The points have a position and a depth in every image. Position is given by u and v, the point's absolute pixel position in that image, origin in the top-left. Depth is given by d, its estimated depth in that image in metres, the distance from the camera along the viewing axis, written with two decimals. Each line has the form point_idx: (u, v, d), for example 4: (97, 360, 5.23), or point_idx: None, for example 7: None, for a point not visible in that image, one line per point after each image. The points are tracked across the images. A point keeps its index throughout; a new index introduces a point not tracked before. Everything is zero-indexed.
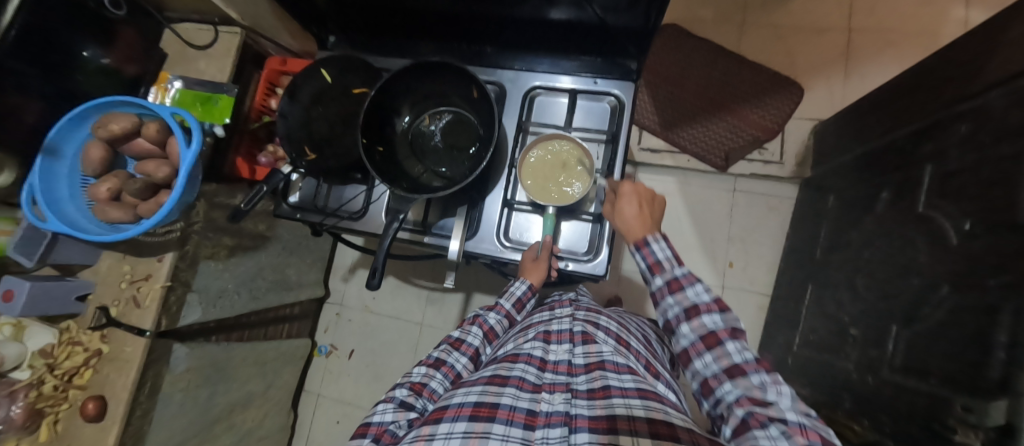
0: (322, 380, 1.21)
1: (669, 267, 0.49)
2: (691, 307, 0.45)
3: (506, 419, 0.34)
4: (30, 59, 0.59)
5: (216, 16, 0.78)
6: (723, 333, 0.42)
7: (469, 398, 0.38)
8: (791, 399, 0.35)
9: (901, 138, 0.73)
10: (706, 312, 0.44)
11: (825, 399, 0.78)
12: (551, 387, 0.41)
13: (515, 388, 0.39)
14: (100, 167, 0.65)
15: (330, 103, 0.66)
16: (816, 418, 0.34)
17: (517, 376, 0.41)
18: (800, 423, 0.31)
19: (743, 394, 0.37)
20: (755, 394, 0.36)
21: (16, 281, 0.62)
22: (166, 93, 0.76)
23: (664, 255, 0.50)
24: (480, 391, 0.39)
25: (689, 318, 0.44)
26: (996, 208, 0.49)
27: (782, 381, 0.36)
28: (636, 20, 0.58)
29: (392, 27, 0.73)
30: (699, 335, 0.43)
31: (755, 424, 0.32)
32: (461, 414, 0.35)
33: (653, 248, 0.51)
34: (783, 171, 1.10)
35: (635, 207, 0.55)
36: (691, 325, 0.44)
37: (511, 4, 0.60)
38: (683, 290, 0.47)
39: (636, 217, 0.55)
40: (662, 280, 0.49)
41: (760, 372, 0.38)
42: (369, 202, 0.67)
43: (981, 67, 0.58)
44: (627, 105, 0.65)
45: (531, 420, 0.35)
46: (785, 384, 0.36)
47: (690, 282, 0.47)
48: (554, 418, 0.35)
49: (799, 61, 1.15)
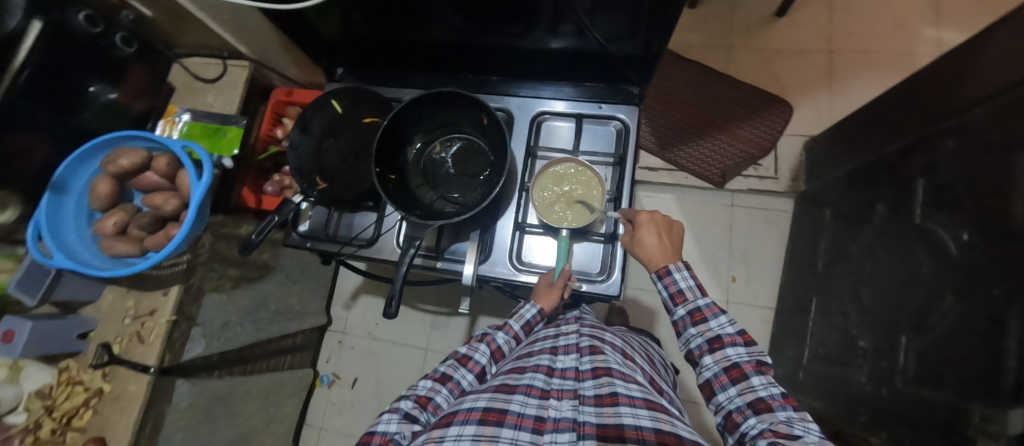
0: (324, 412, 1.17)
1: (692, 298, 0.53)
2: (714, 338, 0.49)
3: (515, 424, 0.35)
4: (43, 96, 0.60)
5: (224, 50, 0.79)
6: (748, 367, 0.45)
7: (478, 403, 0.38)
8: (818, 438, 0.36)
9: (891, 152, 0.76)
10: (731, 344, 0.48)
11: (840, 412, 0.77)
12: (559, 393, 0.41)
13: (523, 394, 0.39)
14: (107, 201, 0.64)
15: (341, 135, 0.69)
16: None
17: (525, 384, 0.41)
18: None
19: (767, 427, 0.39)
20: (779, 427, 0.38)
21: (17, 320, 0.60)
22: (174, 126, 0.76)
23: (687, 285, 0.54)
24: (489, 397, 0.39)
25: (713, 350, 0.48)
26: (990, 218, 0.51)
27: (810, 420, 0.38)
28: (636, 49, 0.60)
29: (400, 59, 0.75)
30: (723, 367, 0.46)
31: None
32: (471, 418, 0.35)
33: (675, 277, 0.54)
34: (778, 186, 1.13)
35: (654, 235, 0.58)
36: (715, 358, 0.48)
37: (516, 36, 0.63)
38: (706, 322, 0.51)
39: (657, 246, 0.57)
40: (685, 310, 0.52)
41: (786, 408, 0.40)
42: (381, 232, 0.67)
43: (962, 86, 0.61)
44: (631, 128, 0.68)
45: (539, 426, 0.35)
46: (814, 424, 0.38)
47: (714, 315, 0.51)
48: (563, 424, 0.36)
49: (785, 81, 1.20)
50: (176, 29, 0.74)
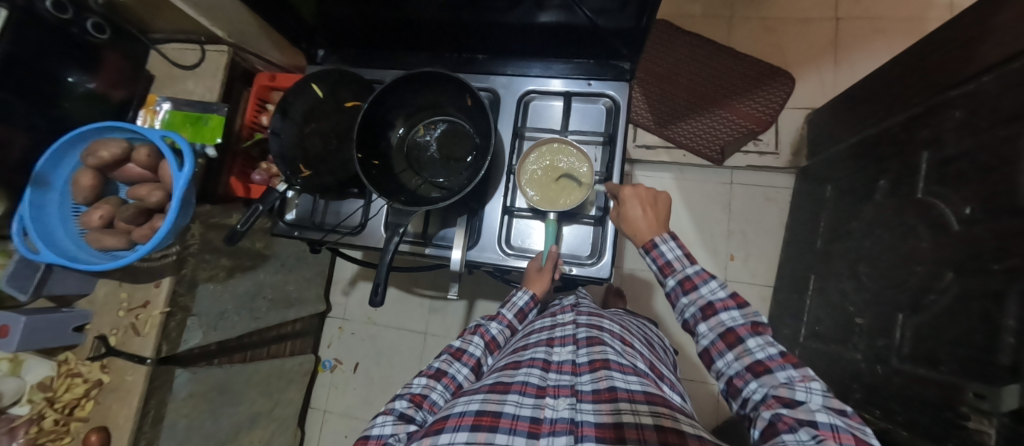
0: (327, 396, 1.20)
1: (680, 267, 0.51)
2: (707, 305, 0.46)
3: (509, 429, 0.32)
4: (16, 87, 0.58)
5: (202, 35, 0.77)
6: (743, 330, 0.43)
7: (471, 406, 0.36)
8: (822, 396, 0.35)
9: (896, 125, 0.73)
10: (723, 309, 0.45)
11: (835, 389, 0.77)
12: (556, 390, 0.39)
13: (518, 394, 0.37)
14: (91, 194, 0.64)
15: (324, 118, 0.66)
16: (852, 415, 0.34)
17: (520, 382, 0.39)
18: (832, 426, 0.32)
19: (768, 393, 0.37)
20: (782, 392, 0.36)
21: (9, 315, 0.61)
22: (155, 116, 0.74)
23: (674, 255, 0.52)
24: (482, 399, 0.37)
25: (706, 317, 0.46)
26: (995, 192, 0.49)
27: (811, 377, 0.37)
28: (626, 22, 0.58)
29: (383, 40, 0.72)
30: (718, 333, 0.44)
31: (783, 428, 0.33)
32: (462, 424, 0.33)
33: (662, 249, 0.53)
34: (780, 162, 1.10)
35: (639, 209, 0.56)
36: (709, 325, 0.45)
37: (501, 10, 0.60)
38: (697, 289, 0.48)
39: (643, 219, 0.56)
40: (675, 280, 0.50)
41: (786, 367, 0.39)
42: (368, 218, 0.66)
43: (973, 52, 0.58)
44: (621, 105, 0.65)
45: (535, 429, 0.34)
46: (817, 381, 0.37)
47: (704, 281, 0.48)
48: (560, 427, 0.33)
49: (789, 52, 1.15)
50: (151, 14, 0.71)
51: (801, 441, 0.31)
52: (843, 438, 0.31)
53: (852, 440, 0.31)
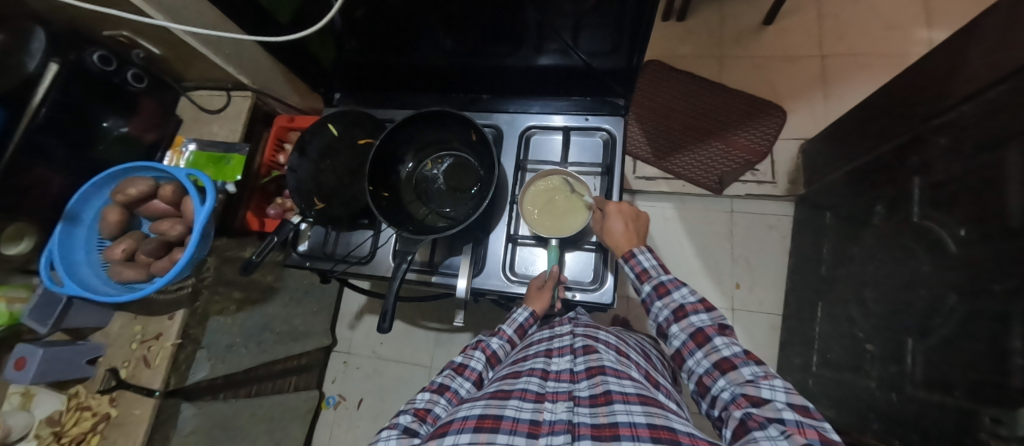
0: (330, 435, 1.16)
1: (656, 274, 0.53)
2: (678, 309, 0.49)
3: (510, 430, 0.33)
4: (58, 132, 0.63)
5: (229, 82, 0.83)
6: (711, 330, 0.45)
7: (473, 411, 0.36)
8: (785, 393, 0.36)
9: (886, 152, 0.75)
10: (693, 312, 0.48)
11: (851, 421, 0.75)
12: (554, 395, 0.39)
13: (517, 399, 0.37)
14: (117, 229, 0.67)
15: (338, 155, 0.71)
16: (813, 410, 0.34)
17: (520, 389, 0.39)
18: (798, 422, 0.32)
19: (736, 391, 0.38)
20: (749, 391, 0.37)
21: (28, 348, 0.63)
22: (181, 156, 0.79)
23: (650, 264, 0.55)
24: (483, 405, 0.37)
25: (678, 319, 0.48)
26: (987, 215, 0.50)
27: (773, 374, 0.38)
28: (618, 63, 0.63)
29: (394, 83, 0.78)
30: (689, 334, 0.46)
31: (754, 425, 0.33)
32: (465, 426, 0.33)
33: (640, 258, 0.55)
34: (777, 190, 1.13)
35: (621, 223, 0.58)
36: (680, 326, 0.47)
37: (505, 55, 0.65)
38: (670, 294, 0.51)
39: (623, 233, 0.58)
40: (650, 286, 0.53)
41: (750, 364, 0.40)
42: (377, 247, 0.69)
43: (949, 84, 0.61)
44: (618, 138, 0.69)
45: (534, 430, 0.34)
46: (778, 379, 0.38)
47: (676, 286, 0.51)
48: (557, 427, 0.34)
49: (779, 87, 1.21)
50: (185, 64, 0.78)
51: (770, 436, 0.31)
52: (808, 434, 0.31)
53: (818, 434, 0.31)
